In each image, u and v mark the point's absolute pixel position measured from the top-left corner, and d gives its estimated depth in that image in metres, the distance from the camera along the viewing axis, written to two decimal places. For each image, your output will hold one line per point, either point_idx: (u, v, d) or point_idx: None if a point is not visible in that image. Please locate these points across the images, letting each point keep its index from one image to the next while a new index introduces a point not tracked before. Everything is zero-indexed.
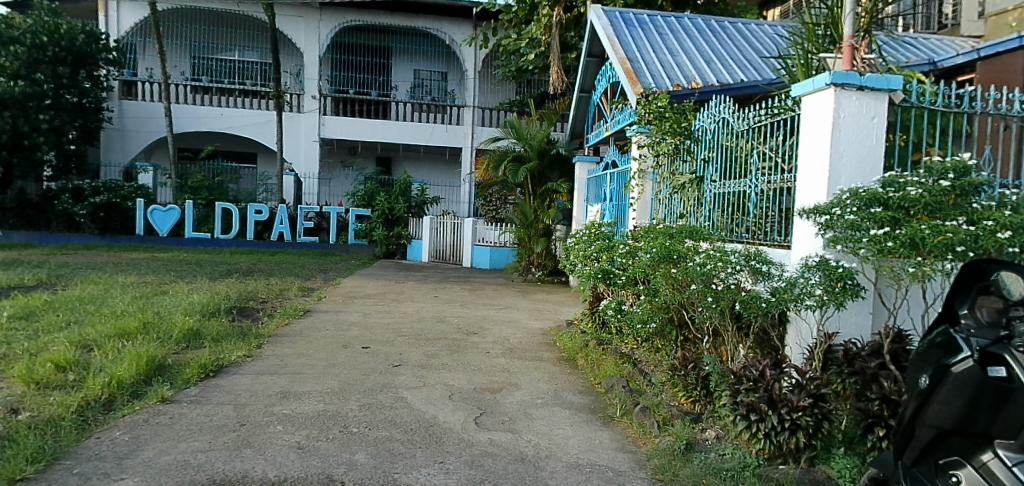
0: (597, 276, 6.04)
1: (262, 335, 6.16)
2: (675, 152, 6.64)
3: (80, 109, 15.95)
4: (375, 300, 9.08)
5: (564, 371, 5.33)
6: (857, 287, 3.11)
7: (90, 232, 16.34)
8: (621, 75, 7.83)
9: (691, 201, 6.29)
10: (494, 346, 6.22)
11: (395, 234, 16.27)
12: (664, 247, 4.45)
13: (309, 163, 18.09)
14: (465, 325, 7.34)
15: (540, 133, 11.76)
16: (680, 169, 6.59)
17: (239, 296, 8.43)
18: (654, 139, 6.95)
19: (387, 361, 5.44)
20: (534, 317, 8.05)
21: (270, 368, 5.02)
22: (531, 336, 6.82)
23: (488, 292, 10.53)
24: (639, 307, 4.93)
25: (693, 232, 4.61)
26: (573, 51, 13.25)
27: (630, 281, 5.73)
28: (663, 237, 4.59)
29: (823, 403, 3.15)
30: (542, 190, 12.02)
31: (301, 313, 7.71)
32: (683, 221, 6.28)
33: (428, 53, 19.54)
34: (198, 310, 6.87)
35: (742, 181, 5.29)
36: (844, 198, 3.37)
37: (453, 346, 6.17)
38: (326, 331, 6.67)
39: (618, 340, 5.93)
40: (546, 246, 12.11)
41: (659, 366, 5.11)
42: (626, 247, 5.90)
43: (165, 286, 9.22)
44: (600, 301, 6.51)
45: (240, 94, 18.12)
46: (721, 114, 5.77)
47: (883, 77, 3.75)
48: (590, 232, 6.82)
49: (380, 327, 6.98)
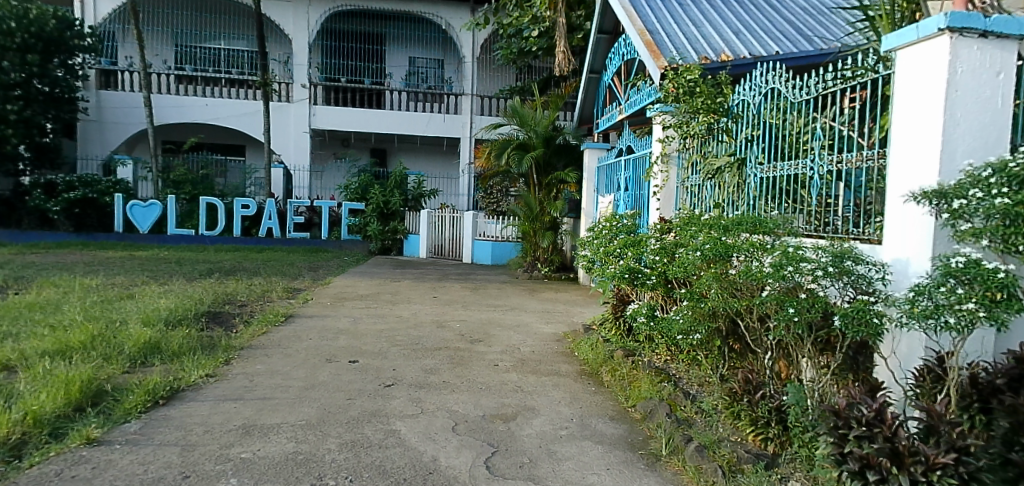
0: (623, 277, 5.17)
1: (233, 349, 5.33)
2: (707, 133, 5.79)
3: (53, 100, 15.09)
4: (367, 302, 8.19)
5: (588, 390, 4.47)
6: (1021, 299, 2.28)
7: (64, 230, 15.43)
8: (640, 48, 6.98)
9: (729, 188, 5.43)
10: (503, 359, 5.36)
11: (391, 228, 15.37)
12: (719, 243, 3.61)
13: (299, 154, 17.18)
14: (469, 331, 6.46)
15: (545, 119, 10.88)
16: (713, 152, 5.74)
17: (215, 301, 7.57)
18: (681, 118, 6.10)
19: (377, 380, 4.57)
20: (545, 321, 7.19)
21: (235, 393, 4.16)
22: (544, 345, 5.97)
23: (491, 291, 9.66)
24: (683, 314, 4.09)
25: (755, 223, 3.70)
26: (579, 32, 12.33)
27: (663, 282, 4.89)
28: (716, 230, 3.74)
29: (968, 457, 2.29)
30: (547, 180, 11.15)
31: (284, 318, 6.85)
32: (719, 212, 5.43)
33: (424, 40, 18.62)
34: (162, 318, 6.02)
35: (799, 162, 4.44)
36: (982, 176, 2.54)
37: (455, 359, 5.30)
38: (309, 341, 5.80)
39: (649, 351, 5.08)
40: (553, 240, 11.27)
41: (705, 387, 4.27)
42: (657, 241, 5.09)
43: (135, 288, 8.36)
44: (626, 305, 5.62)
45: (226, 83, 17.23)
46: (770, 84, 4.90)
47: (1011, 19, 2.93)
48: (610, 225, 5.95)
49: (372, 336, 6.12)
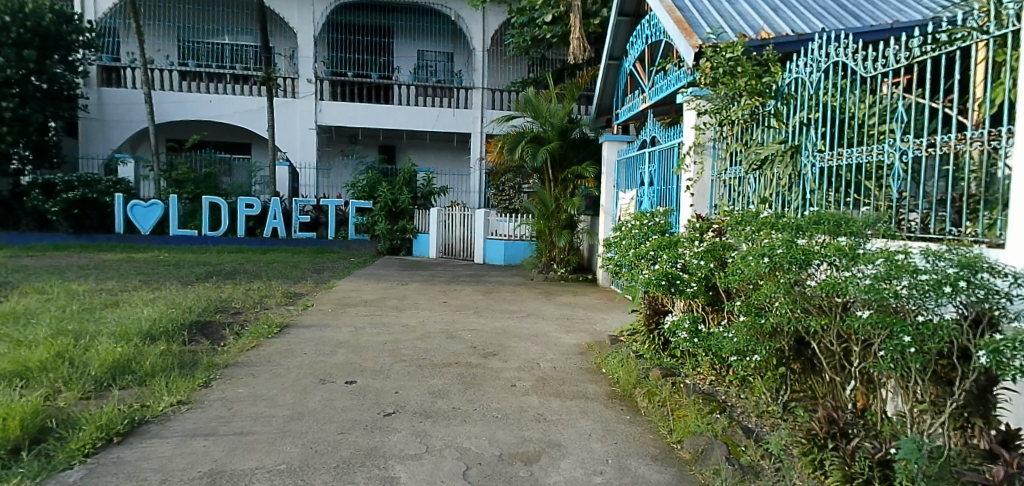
0: (660, 284, 4.49)
1: (215, 367, 4.70)
2: (750, 119, 5.12)
3: (51, 97, 14.62)
4: (371, 308, 7.56)
5: (621, 419, 3.80)
6: None
7: (63, 231, 14.92)
8: (670, 26, 6.30)
9: (776, 180, 4.77)
10: (522, 377, 4.71)
11: (399, 228, 14.78)
12: (793, 247, 2.97)
13: (305, 151, 16.62)
14: (481, 343, 5.82)
15: (561, 110, 10.20)
16: (756, 140, 5.07)
17: (206, 308, 6.98)
18: (718, 102, 5.44)
19: (376, 407, 3.93)
20: (565, 330, 6.52)
21: (207, 426, 3.53)
22: (566, 360, 5.31)
23: (505, 294, 9.00)
24: (739, 330, 3.45)
25: (840, 222, 3.02)
26: (596, 17, 11.60)
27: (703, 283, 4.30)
28: (786, 231, 3.09)
29: None
30: (564, 176, 10.46)
31: (279, 328, 6.23)
32: (767, 208, 4.75)
33: (433, 32, 17.98)
34: (141, 330, 5.42)
35: (876, 148, 3.75)
36: None
37: (466, 378, 4.66)
38: (303, 356, 5.16)
39: (688, 370, 4.41)
40: (570, 239, 10.58)
41: (763, 417, 3.62)
42: (702, 244, 4.44)
43: (123, 295, 7.79)
44: (661, 315, 4.94)
45: (230, 80, 16.71)
46: (832, 58, 4.22)
47: None
48: (639, 223, 5.28)
49: (374, 349, 5.47)
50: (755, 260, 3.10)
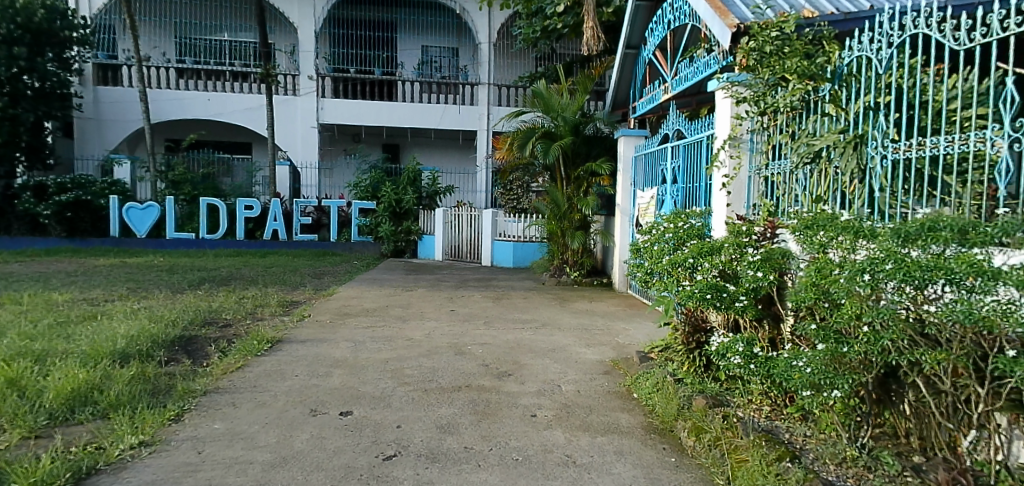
0: (705, 298, 3.86)
1: (191, 395, 4.11)
2: (798, 107, 4.56)
3: (44, 97, 14.07)
4: (373, 319, 6.96)
5: (666, 463, 3.20)
6: None
7: (56, 235, 14.33)
8: (702, 6, 5.65)
9: (834, 177, 4.18)
10: (542, 405, 4.12)
11: (404, 229, 14.17)
12: (905, 261, 2.48)
13: (306, 150, 16.06)
14: (494, 361, 5.22)
15: (573, 104, 9.61)
16: (805, 130, 4.46)
17: (194, 321, 6.39)
18: (759, 89, 4.86)
19: (375, 448, 3.34)
20: (585, 343, 5.90)
21: (169, 478, 2.96)
22: (591, 381, 4.69)
23: (516, 301, 8.38)
24: (816, 358, 2.90)
25: (954, 228, 2.52)
26: (610, 5, 10.91)
27: (751, 294, 3.84)
28: (890, 241, 2.61)
29: None
30: (576, 173, 9.80)
31: (271, 344, 5.63)
32: (823, 207, 4.19)
33: (438, 26, 17.35)
34: (114, 349, 4.82)
35: (976, 137, 3.21)
36: None
37: (478, 407, 4.07)
38: (294, 379, 4.56)
39: (738, 398, 3.81)
40: (584, 241, 9.92)
41: (845, 466, 2.98)
42: (759, 254, 3.87)
43: (106, 305, 7.20)
44: (703, 333, 4.30)
45: (231, 77, 16.14)
46: (906, 30, 3.63)
47: None
48: (673, 226, 4.68)
49: (373, 369, 4.88)
50: (852, 278, 2.60)
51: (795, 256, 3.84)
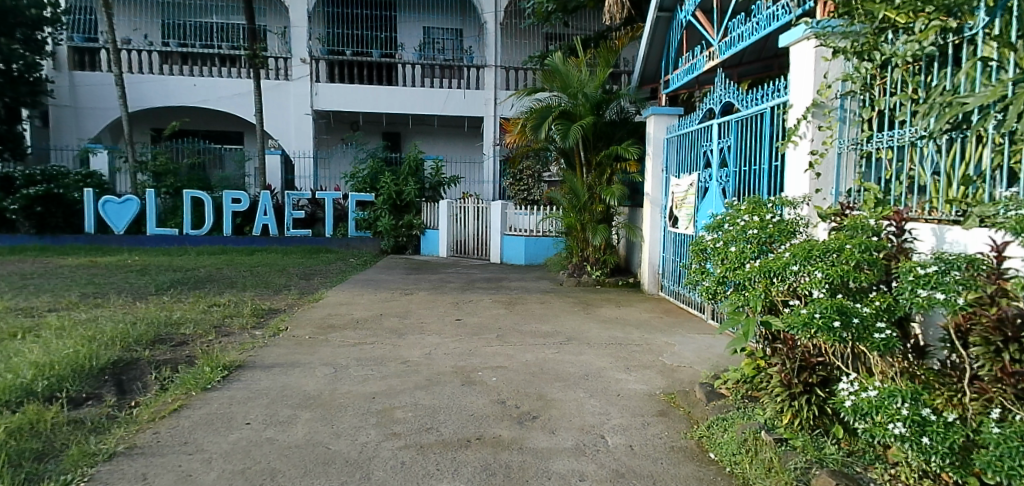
0: (831, 326, 2.69)
1: (87, 462, 2.92)
2: (929, 59, 3.35)
3: (10, 81, 12.84)
4: (362, 334, 5.73)
5: None
6: None
7: (24, 231, 13.11)
8: None
9: (997, 151, 3.01)
10: (585, 474, 2.92)
11: (405, 223, 12.96)
12: None
13: (300, 139, 14.88)
14: (512, 395, 4.00)
15: (595, 79, 8.30)
16: (939, 86, 3.24)
17: (140, 340, 5.15)
18: (864, 36, 3.65)
19: None
20: (625, 367, 4.67)
21: None
22: (647, 427, 3.46)
23: (533, 307, 7.15)
24: None
25: None
26: None
27: (891, 315, 2.71)
28: None
29: None
30: (599, 159, 8.54)
31: (227, 372, 4.39)
32: (981, 194, 3.05)
33: (440, 6, 16.08)
34: (3, 389, 3.60)
35: None
36: None
37: (495, 479, 2.87)
38: (243, 430, 3.35)
39: (878, 475, 2.64)
40: (608, 236, 8.65)
41: None
42: (928, 268, 2.58)
43: (42, 318, 5.98)
44: (813, 372, 3.02)
45: (218, 61, 15.02)
46: None
47: None
48: (755, 221, 3.43)
49: (353, 412, 3.66)
50: None
51: (986, 256, 2.60)
